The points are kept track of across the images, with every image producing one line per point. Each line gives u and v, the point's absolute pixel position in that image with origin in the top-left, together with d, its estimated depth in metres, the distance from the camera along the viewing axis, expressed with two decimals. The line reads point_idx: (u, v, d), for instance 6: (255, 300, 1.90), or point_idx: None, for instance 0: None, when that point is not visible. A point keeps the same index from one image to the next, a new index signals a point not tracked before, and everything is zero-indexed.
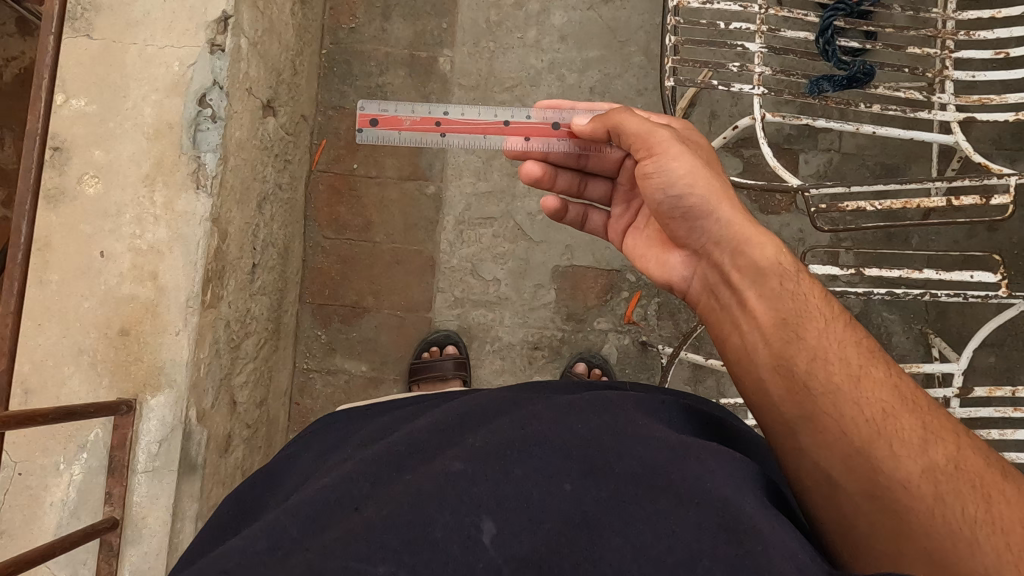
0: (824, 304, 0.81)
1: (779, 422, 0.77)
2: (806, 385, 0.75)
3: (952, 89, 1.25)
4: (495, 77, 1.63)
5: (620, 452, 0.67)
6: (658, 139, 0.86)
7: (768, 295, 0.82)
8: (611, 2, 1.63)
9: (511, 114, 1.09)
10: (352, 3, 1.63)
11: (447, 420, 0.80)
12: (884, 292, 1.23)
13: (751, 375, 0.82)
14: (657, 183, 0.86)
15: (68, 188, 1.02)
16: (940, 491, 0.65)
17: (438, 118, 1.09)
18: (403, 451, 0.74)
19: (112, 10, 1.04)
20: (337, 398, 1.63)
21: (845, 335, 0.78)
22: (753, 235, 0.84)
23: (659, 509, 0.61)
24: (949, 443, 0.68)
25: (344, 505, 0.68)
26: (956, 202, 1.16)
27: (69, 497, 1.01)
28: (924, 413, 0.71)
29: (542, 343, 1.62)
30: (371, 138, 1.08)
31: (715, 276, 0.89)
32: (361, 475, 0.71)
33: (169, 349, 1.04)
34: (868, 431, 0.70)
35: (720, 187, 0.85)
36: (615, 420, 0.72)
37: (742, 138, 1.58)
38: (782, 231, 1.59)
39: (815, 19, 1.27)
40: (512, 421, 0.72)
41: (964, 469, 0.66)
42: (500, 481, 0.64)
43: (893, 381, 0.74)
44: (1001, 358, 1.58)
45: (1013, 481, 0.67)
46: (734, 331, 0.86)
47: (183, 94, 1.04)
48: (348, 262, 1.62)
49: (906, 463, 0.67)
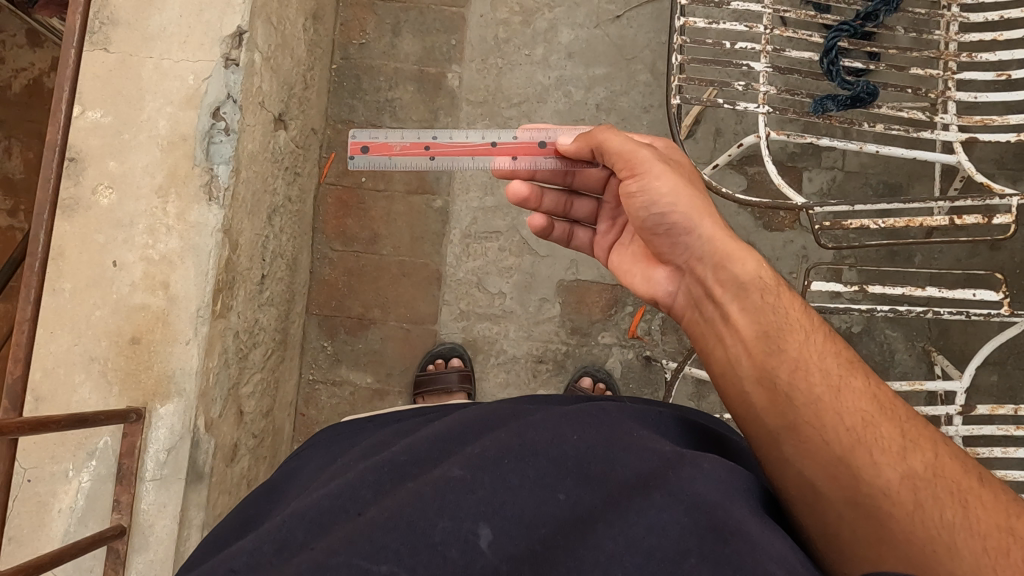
0: (805, 317, 0.82)
1: (763, 433, 0.77)
2: (789, 396, 0.75)
3: (955, 110, 1.26)
4: (503, 93, 1.65)
5: (611, 459, 0.67)
6: (641, 159, 0.88)
7: (749, 309, 0.83)
8: (618, 21, 1.65)
9: (498, 136, 1.11)
10: (362, 19, 1.65)
11: (453, 430, 0.79)
12: (887, 309, 1.24)
13: (735, 387, 0.82)
14: (642, 201, 0.87)
15: (82, 198, 1.04)
16: (919, 498, 0.65)
17: (426, 143, 1.12)
18: (406, 460, 0.74)
19: (129, 24, 1.05)
20: (342, 410, 1.64)
21: (825, 346, 0.79)
22: (734, 251, 0.85)
23: (652, 502, 0.62)
24: (928, 450, 0.69)
25: (348, 511, 0.68)
26: (958, 221, 1.17)
27: (78, 504, 1.02)
28: (903, 421, 0.72)
29: (546, 357, 1.63)
30: (363, 164, 1.10)
31: (697, 291, 0.90)
32: (364, 482, 0.71)
33: (179, 358, 1.05)
34: (848, 439, 0.70)
35: (700, 202, 0.87)
36: (609, 429, 0.72)
37: (746, 155, 1.60)
38: (786, 248, 1.61)
39: (819, 40, 1.29)
40: (507, 430, 0.72)
41: (942, 476, 0.67)
42: (497, 488, 0.64)
43: (872, 391, 0.75)
44: (1004, 376, 1.59)
45: (991, 486, 0.67)
46: (717, 344, 0.86)
47: (197, 107, 1.05)
48: (354, 274, 1.64)
49: (885, 471, 0.67)
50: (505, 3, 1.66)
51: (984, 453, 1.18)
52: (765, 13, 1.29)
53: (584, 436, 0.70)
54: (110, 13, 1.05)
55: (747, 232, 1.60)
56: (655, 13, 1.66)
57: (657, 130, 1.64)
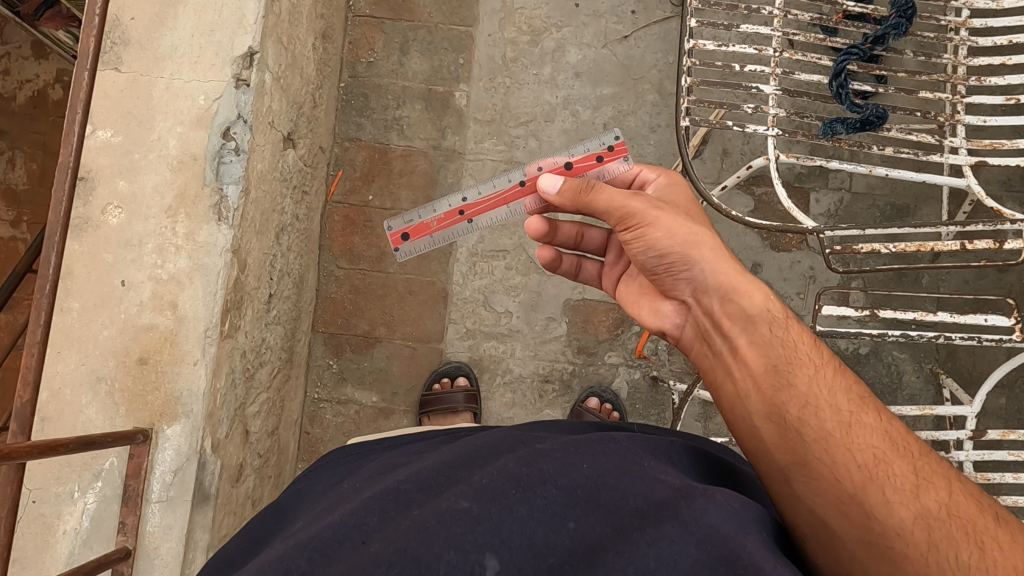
0: (814, 351, 0.82)
1: (775, 469, 0.77)
2: (799, 432, 0.75)
3: (964, 133, 1.26)
4: (511, 112, 1.65)
5: (623, 489, 0.67)
6: (633, 211, 0.87)
7: (759, 342, 0.82)
8: (625, 40, 1.66)
9: (523, 173, 1.13)
10: (371, 37, 1.66)
11: (457, 458, 0.79)
12: (898, 333, 1.23)
13: (745, 423, 0.82)
14: (638, 247, 0.88)
15: (91, 218, 1.03)
16: (934, 538, 0.65)
17: (459, 206, 1.17)
18: (410, 488, 0.73)
19: (140, 44, 1.06)
20: (347, 428, 1.63)
21: (835, 381, 0.79)
22: (740, 284, 0.85)
23: (663, 533, 0.61)
24: (942, 489, 0.68)
25: (352, 539, 0.67)
26: (969, 245, 1.16)
27: (82, 526, 1.01)
28: (915, 459, 0.72)
29: (553, 376, 1.63)
30: (410, 251, 1.18)
31: (704, 323, 0.90)
32: (369, 509, 0.70)
33: (187, 379, 1.04)
34: (860, 476, 0.70)
35: (699, 235, 0.87)
36: (620, 459, 0.72)
37: (754, 175, 1.60)
38: (793, 268, 1.61)
39: (828, 62, 1.28)
40: (518, 457, 0.72)
41: (956, 516, 0.66)
42: (505, 519, 0.64)
43: (884, 427, 0.74)
44: (1011, 400, 1.59)
45: (1006, 527, 0.66)
46: (727, 378, 0.86)
47: (208, 127, 1.05)
48: (361, 292, 1.63)
49: (898, 509, 0.67)
50: (513, 22, 1.67)
51: (994, 478, 1.17)
52: (774, 36, 1.29)
53: (595, 465, 0.70)
54: (122, 33, 1.05)
55: (754, 252, 1.60)
56: (662, 33, 1.67)
57: (664, 150, 1.64)
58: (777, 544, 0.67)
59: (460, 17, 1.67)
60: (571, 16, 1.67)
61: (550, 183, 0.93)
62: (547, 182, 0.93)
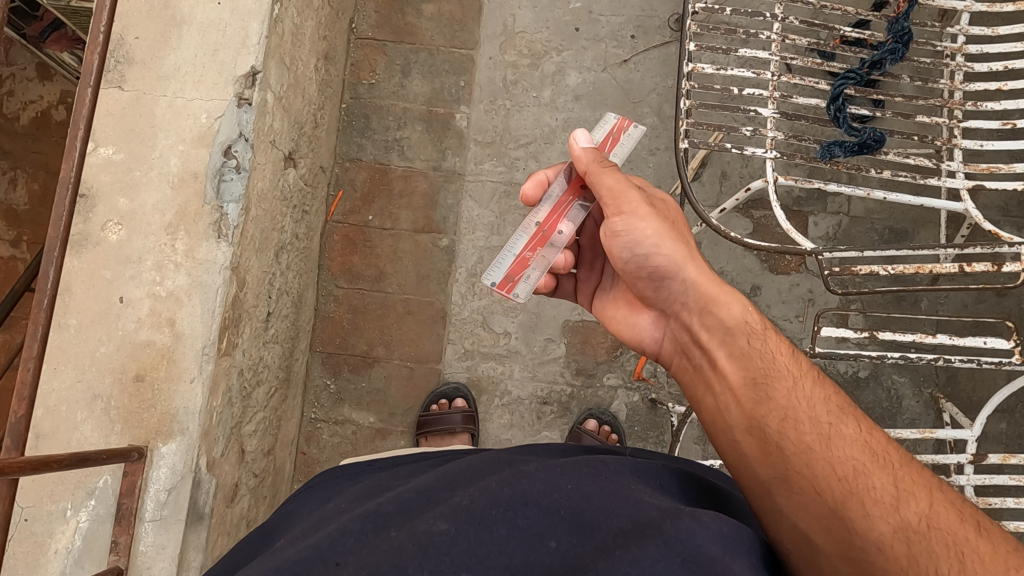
0: (793, 361, 0.81)
1: (756, 484, 0.76)
2: (780, 447, 0.74)
3: (961, 157, 1.25)
4: (511, 134, 1.66)
5: (607, 510, 0.66)
6: (627, 199, 0.90)
7: (736, 355, 0.83)
8: (624, 65, 1.67)
9: None
10: (373, 60, 1.67)
11: (442, 481, 0.77)
12: (898, 355, 1.21)
13: (726, 436, 0.81)
14: (625, 241, 0.90)
15: (91, 234, 1.04)
16: (914, 552, 0.62)
17: None
18: (391, 510, 0.71)
19: (144, 63, 1.07)
20: (344, 449, 1.62)
21: (814, 392, 0.78)
22: (720, 295, 0.87)
23: (645, 553, 0.58)
24: (922, 500, 0.66)
25: (325, 560, 0.65)
26: (967, 269, 1.14)
27: (74, 545, 1.00)
28: (895, 469, 0.69)
29: (551, 399, 1.62)
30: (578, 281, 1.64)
31: (684, 336, 0.92)
32: (346, 531, 0.68)
33: (183, 397, 1.04)
34: (841, 490, 0.68)
35: (684, 250, 0.89)
36: (605, 480, 0.70)
37: (753, 199, 1.61)
38: (793, 291, 1.61)
39: (826, 87, 1.28)
40: (501, 479, 0.71)
41: (937, 528, 0.64)
42: (482, 540, 0.63)
43: (864, 437, 0.73)
44: (1012, 425, 1.58)
45: (989, 537, 0.63)
46: (706, 392, 0.86)
47: (209, 145, 1.06)
48: (359, 312, 1.64)
49: (878, 523, 0.65)
50: (513, 45, 1.68)
51: (996, 503, 1.15)
52: (773, 60, 1.29)
53: (579, 486, 0.69)
54: (125, 52, 1.07)
55: (753, 275, 1.61)
56: (661, 57, 1.68)
57: (663, 173, 1.64)
58: (767, 565, 0.65)
59: (461, 40, 1.68)
60: (571, 40, 1.68)
61: (580, 137, 0.95)
62: (580, 143, 0.95)
